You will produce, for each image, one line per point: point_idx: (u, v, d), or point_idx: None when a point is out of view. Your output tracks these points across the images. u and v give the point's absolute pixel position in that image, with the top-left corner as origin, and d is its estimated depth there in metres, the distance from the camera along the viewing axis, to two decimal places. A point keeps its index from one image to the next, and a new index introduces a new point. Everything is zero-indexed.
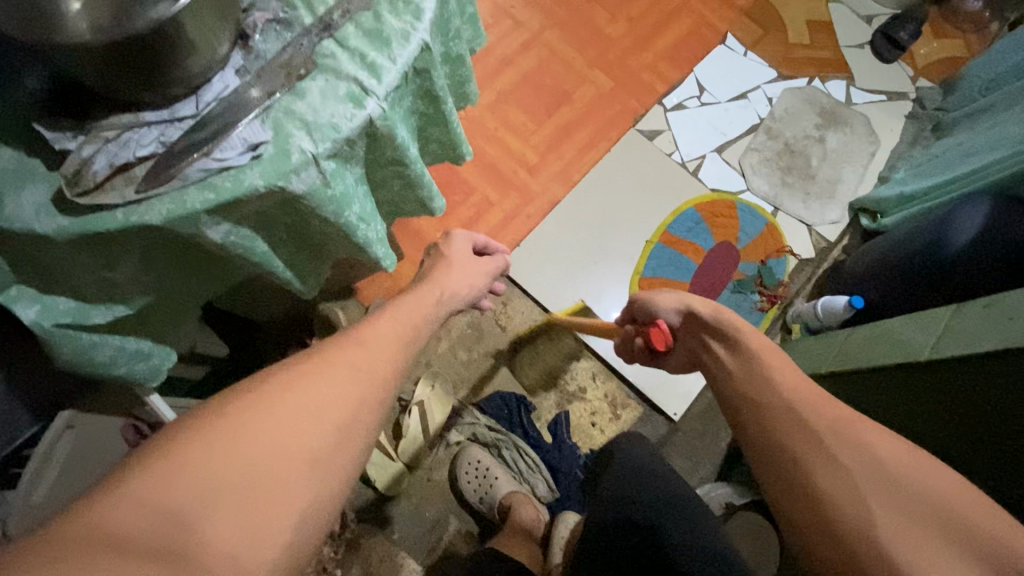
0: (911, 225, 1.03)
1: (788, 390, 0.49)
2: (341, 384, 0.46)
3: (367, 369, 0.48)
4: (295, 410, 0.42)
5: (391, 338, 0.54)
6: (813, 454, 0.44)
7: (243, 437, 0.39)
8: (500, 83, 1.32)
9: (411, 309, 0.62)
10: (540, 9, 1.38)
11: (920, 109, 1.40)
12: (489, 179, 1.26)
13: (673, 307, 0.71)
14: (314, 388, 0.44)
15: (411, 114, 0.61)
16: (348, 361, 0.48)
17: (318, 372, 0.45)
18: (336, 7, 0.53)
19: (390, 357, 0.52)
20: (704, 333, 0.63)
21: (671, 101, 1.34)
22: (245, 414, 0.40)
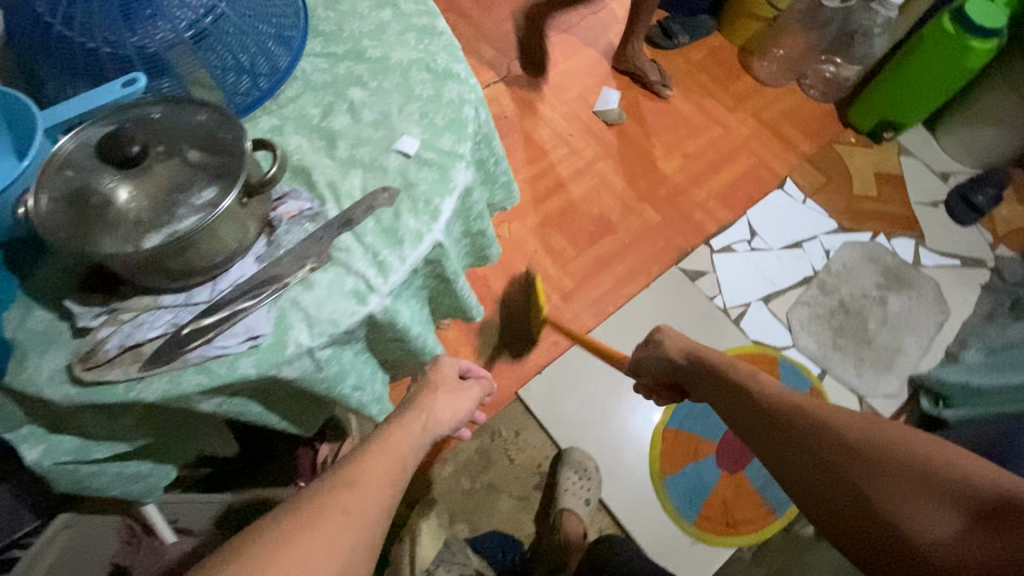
0: (966, 428, 0.92)
1: (792, 423, 0.53)
2: (334, 535, 0.44)
3: (361, 504, 0.47)
4: (290, 569, 0.41)
5: (387, 466, 0.52)
6: (852, 489, 0.47)
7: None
8: (547, 208, 1.36)
9: (401, 437, 0.56)
10: (597, 139, 1.44)
11: (1000, 280, 1.28)
12: (522, 298, 1.27)
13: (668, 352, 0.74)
14: (304, 547, 0.42)
15: (422, 291, 0.62)
16: (338, 504, 0.46)
17: (314, 522, 0.44)
18: (360, 202, 0.56)
19: (385, 491, 0.50)
20: (703, 371, 0.67)
21: (718, 243, 1.32)
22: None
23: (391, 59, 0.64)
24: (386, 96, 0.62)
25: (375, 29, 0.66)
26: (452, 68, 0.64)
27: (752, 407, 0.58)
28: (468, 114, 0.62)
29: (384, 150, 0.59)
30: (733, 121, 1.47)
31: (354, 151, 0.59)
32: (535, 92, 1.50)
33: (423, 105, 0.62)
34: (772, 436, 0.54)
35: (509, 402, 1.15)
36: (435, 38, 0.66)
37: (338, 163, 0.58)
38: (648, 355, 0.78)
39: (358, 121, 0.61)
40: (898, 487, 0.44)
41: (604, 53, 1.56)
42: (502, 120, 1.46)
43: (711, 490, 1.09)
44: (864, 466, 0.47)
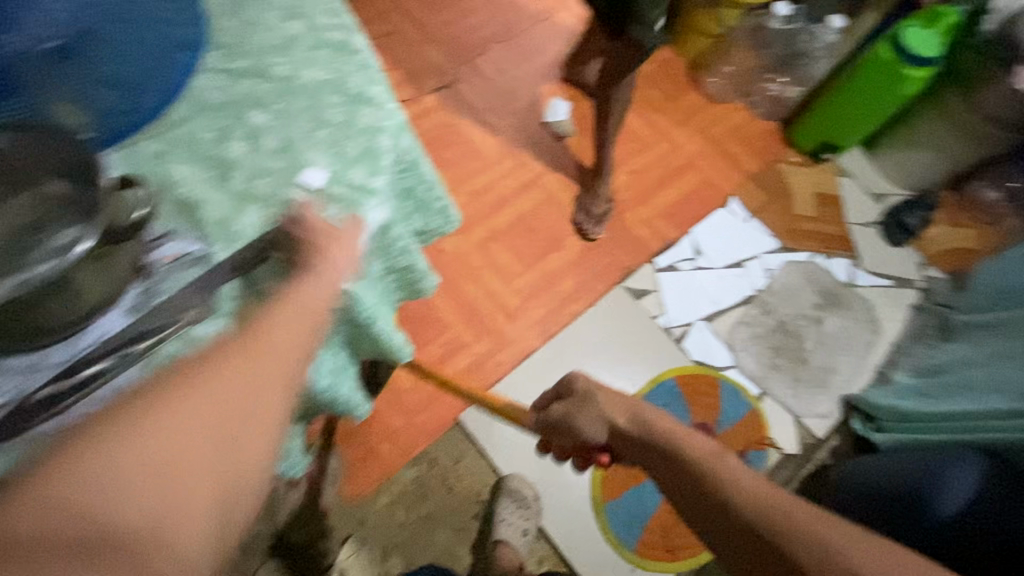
0: (897, 454, 0.93)
1: (799, 560, 0.48)
2: (222, 413, 0.39)
3: (259, 345, 0.41)
4: (177, 421, 0.37)
5: (295, 332, 0.43)
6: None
7: (113, 470, 0.35)
8: (492, 222, 1.32)
9: (302, 303, 0.44)
10: (545, 152, 1.41)
11: (926, 301, 1.33)
12: (464, 316, 1.22)
13: (597, 412, 0.68)
14: (188, 413, 0.38)
15: (335, 336, 0.58)
16: (230, 370, 0.40)
17: (202, 378, 0.39)
18: (253, 243, 0.50)
19: (295, 337, 0.43)
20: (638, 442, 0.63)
21: (663, 261, 1.31)
22: (120, 431, 0.36)
23: (299, 79, 0.58)
24: (291, 121, 0.56)
25: (281, 42, 0.60)
26: (367, 92, 0.58)
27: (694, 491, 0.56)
28: (384, 143, 0.57)
29: (285, 183, 0.53)
30: (681, 136, 1.47)
31: (251, 183, 0.53)
32: (483, 99, 1.45)
33: (332, 133, 0.56)
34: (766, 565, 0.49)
35: (449, 428, 1.11)
36: (350, 57, 0.60)
37: (231, 196, 0.52)
38: (569, 414, 0.70)
39: (257, 148, 0.54)
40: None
41: (554, 61, 1.52)
42: (447, 129, 1.41)
43: (651, 515, 1.07)
44: None
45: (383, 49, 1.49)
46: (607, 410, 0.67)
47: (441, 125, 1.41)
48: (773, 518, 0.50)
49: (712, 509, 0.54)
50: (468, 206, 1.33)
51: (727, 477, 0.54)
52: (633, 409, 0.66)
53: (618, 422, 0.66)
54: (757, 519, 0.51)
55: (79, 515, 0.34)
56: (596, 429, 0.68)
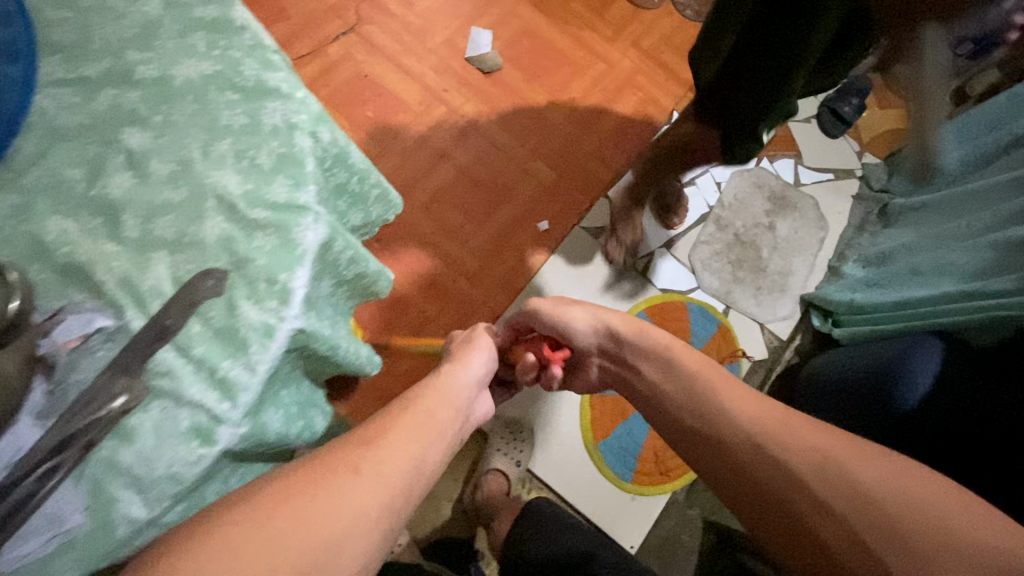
0: (859, 351, 0.98)
1: (730, 425, 0.57)
2: (363, 490, 0.45)
3: (378, 474, 0.47)
4: (297, 519, 0.41)
5: (421, 427, 0.53)
6: (816, 538, 0.48)
7: (266, 524, 0.40)
8: (434, 181, 1.22)
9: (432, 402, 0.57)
10: (475, 93, 1.29)
11: (867, 188, 1.37)
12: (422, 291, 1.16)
13: (588, 334, 0.73)
14: (342, 485, 0.44)
15: (291, 373, 0.51)
16: (374, 458, 0.47)
17: (350, 469, 0.46)
18: (172, 300, 0.41)
19: (409, 466, 0.49)
20: (629, 352, 0.69)
21: (617, 194, 1.27)
22: (258, 512, 0.40)
23: (175, 77, 0.46)
24: (180, 135, 0.45)
25: (141, 31, 0.47)
26: (267, 81, 0.48)
27: (679, 402, 0.62)
28: (302, 144, 0.47)
29: (194, 216, 0.44)
30: (614, 53, 1.38)
31: (151, 224, 0.43)
32: (394, 42, 1.29)
33: (236, 141, 0.46)
34: (799, 495, 0.50)
35: None
36: (233, 37, 0.48)
37: (127, 247, 0.42)
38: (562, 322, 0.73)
39: (147, 178, 0.44)
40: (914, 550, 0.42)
41: None
42: (362, 83, 1.25)
43: (642, 446, 1.11)
44: (863, 509, 0.46)
45: None
46: (603, 315, 0.73)
47: (354, 78, 1.25)
48: (718, 398, 0.60)
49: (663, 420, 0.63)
50: (404, 168, 1.22)
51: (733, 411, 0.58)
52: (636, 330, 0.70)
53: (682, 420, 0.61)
54: (667, 387, 0.64)
55: (239, 538, 0.39)
56: (590, 332, 0.73)
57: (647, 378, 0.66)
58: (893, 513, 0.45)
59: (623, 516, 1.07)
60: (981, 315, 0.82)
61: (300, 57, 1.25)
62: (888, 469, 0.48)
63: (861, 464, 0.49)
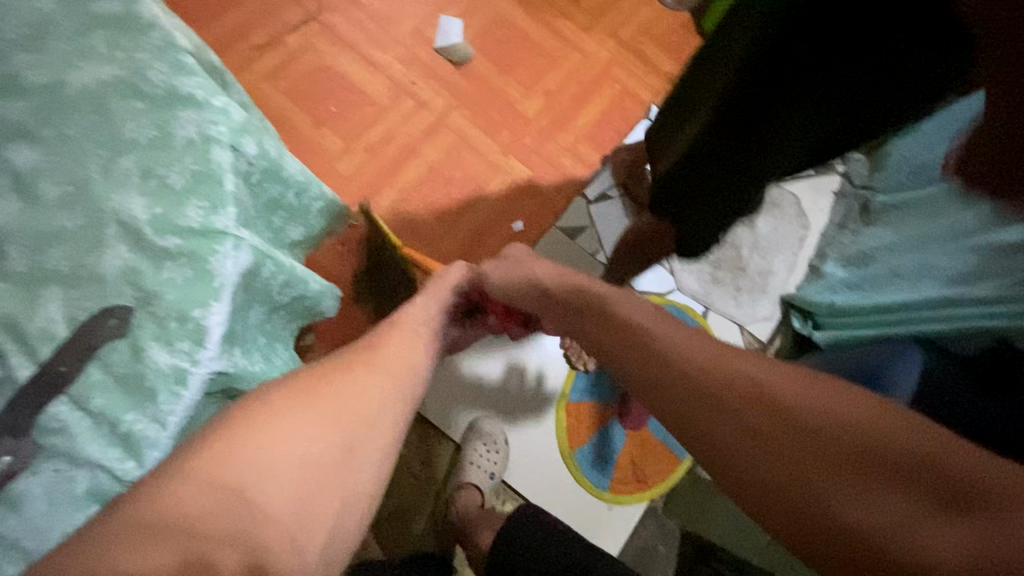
0: (840, 357, 0.95)
1: (657, 348, 0.47)
2: (366, 390, 0.49)
3: (383, 370, 0.52)
4: (298, 432, 0.44)
5: (403, 347, 0.55)
6: (729, 457, 0.39)
7: (262, 441, 0.43)
8: (402, 180, 1.16)
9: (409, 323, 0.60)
10: (444, 86, 1.23)
11: (848, 184, 1.35)
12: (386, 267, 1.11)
13: (546, 279, 0.64)
14: (344, 387, 0.48)
15: (218, 412, 0.49)
16: (368, 360, 0.52)
17: (342, 379, 0.49)
18: (66, 345, 0.38)
19: (407, 370, 0.54)
20: (568, 297, 0.60)
21: (593, 192, 1.23)
22: (251, 429, 0.43)
23: (68, 85, 0.41)
24: (77, 151, 0.40)
25: (32, 31, 0.41)
26: (180, 88, 0.43)
27: (595, 328, 0.55)
28: (220, 161, 0.44)
29: (94, 246, 0.39)
30: (590, 44, 1.32)
31: (42, 256, 0.39)
32: (358, 31, 1.22)
33: (141, 158, 0.41)
34: (692, 400, 0.42)
35: None
36: (139, 36, 0.43)
37: (13, 282, 0.38)
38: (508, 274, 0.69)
39: (36, 203, 0.39)
40: (831, 463, 0.35)
41: None
42: (325, 75, 1.18)
43: (620, 453, 1.08)
44: (808, 450, 0.36)
45: None
46: (535, 271, 0.66)
47: (315, 71, 1.18)
48: (623, 312, 0.53)
49: (626, 348, 0.50)
50: (370, 166, 1.16)
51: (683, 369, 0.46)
52: (580, 290, 0.60)
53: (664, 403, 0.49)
54: (602, 301, 0.56)
55: (228, 456, 0.41)
56: (525, 289, 0.67)
57: (583, 317, 0.57)
58: (822, 427, 0.37)
59: (603, 526, 1.04)
60: (968, 321, 0.74)
61: (257, 48, 1.17)
62: (805, 390, 0.39)
63: (797, 389, 0.40)
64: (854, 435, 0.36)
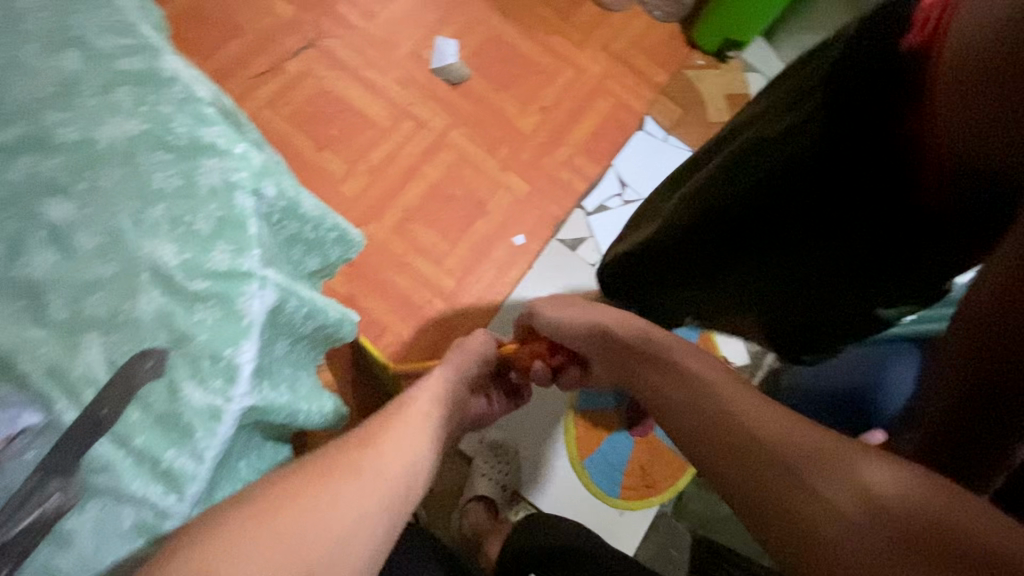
0: None
1: (685, 394, 0.53)
2: (365, 488, 0.50)
3: (377, 472, 0.52)
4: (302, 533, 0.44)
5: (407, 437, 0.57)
6: (769, 494, 0.41)
7: (271, 543, 0.43)
8: (404, 200, 1.19)
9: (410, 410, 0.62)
10: (442, 106, 1.26)
11: None
12: (390, 302, 1.14)
13: (586, 317, 0.72)
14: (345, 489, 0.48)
15: (246, 442, 0.53)
16: (371, 461, 0.52)
17: (344, 478, 0.49)
18: (107, 388, 0.43)
19: (406, 469, 0.54)
20: (613, 344, 0.66)
21: (592, 204, 1.26)
22: (254, 529, 0.43)
23: (97, 140, 0.46)
24: (108, 201, 0.45)
25: (61, 88, 0.46)
26: (203, 139, 0.48)
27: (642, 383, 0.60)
28: (242, 204, 0.49)
29: (127, 292, 0.44)
30: (583, 58, 1.35)
31: (81, 304, 0.43)
32: (357, 55, 1.25)
33: (170, 206, 0.46)
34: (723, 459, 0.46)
35: None
36: (161, 91, 0.48)
37: (55, 330, 0.43)
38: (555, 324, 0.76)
39: (71, 254, 0.44)
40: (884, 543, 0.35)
41: None
42: (325, 99, 1.21)
43: (629, 460, 1.10)
44: (823, 473, 0.40)
45: (218, 9, 1.22)
46: (596, 316, 0.71)
47: (316, 95, 1.21)
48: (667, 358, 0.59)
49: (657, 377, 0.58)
50: (373, 187, 1.19)
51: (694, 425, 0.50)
52: (625, 323, 0.67)
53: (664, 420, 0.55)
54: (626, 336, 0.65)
55: (240, 556, 0.41)
56: (582, 330, 0.72)
57: (610, 355, 0.68)
58: (851, 504, 0.38)
59: (616, 532, 1.06)
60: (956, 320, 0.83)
61: (258, 76, 1.20)
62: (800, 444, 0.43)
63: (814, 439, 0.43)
64: (889, 509, 0.36)
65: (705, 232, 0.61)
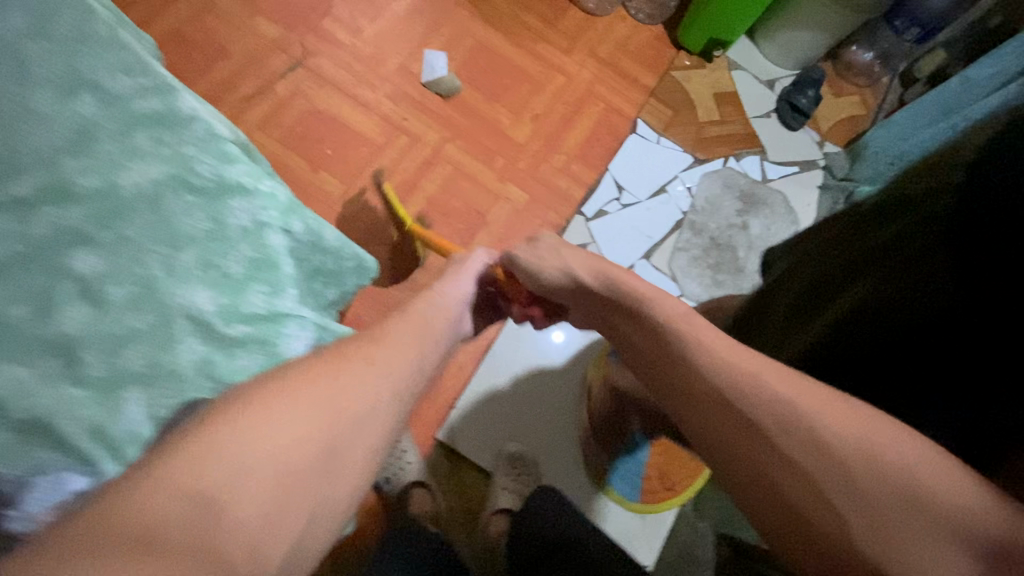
0: None
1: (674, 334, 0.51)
2: (343, 396, 0.46)
3: (386, 364, 0.51)
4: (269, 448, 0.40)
5: (393, 359, 0.52)
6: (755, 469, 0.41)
7: (230, 466, 0.39)
8: (404, 216, 1.18)
9: (397, 325, 0.57)
10: (435, 119, 1.25)
11: (831, 178, 1.40)
12: None
13: (564, 266, 0.68)
14: (319, 396, 0.44)
15: None
16: (352, 372, 0.48)
17: (318, 391, 0.45)
18: (153, 444, 0.44)
19: (393, 371, 0.51)
20: (597, 298, 0.63)
21: (590, 210, 1.26)
22: (218, 441, 0.39)
23: (121, 186, 0.49)
24: (137, 247, 0.48)
25: (76, 134, 0.49)
26: (228, 178, 0.54)
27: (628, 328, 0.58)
28: (272, 241, 0.55)
29: (166, 342, 0.47)
30: (572, 64, 1.36)
31: (117, 356, 0.45)
32: (345, 72, 1.24)
33: (200, 247, 0.50)
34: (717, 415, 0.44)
35: (431, 450, 1.05)
36: (184, 131, 0.54)
37: (94, 388, 0.44)
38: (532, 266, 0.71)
39: (103, 306, 0.46)
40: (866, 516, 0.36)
41: (413, 4, 1.31)
42: (317, 118, 1.20)
43: (646, 464, 1.10)
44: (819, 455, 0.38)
45: (201, 33, 1.20)
46: (570, 263, 0.68)
47: (307, 115, 1.19)
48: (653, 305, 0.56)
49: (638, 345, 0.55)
50: (372, 205, 1.17)
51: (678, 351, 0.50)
52: (609, 287, 0.62)
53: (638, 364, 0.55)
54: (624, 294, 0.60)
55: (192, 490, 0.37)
56: (559, 280, 0.69)
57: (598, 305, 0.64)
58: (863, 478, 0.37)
59: (637, 539, 1.06)
60: None
61: (247, 99, 1.18)
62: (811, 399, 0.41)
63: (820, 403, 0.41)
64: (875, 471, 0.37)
65: (848, 344, 0.56)
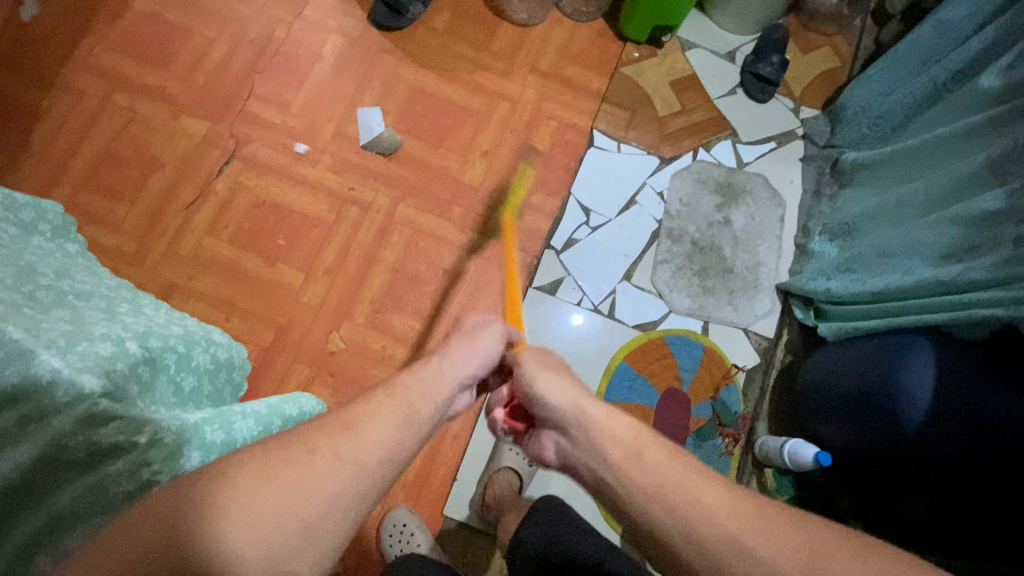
0: (866, 346, 0.91)
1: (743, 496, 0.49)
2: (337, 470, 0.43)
3: (349, 460, 0.45)
4: (262, 503, 0.40)
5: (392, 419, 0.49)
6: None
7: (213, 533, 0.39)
8: (369, 291, 1.14)
9: (414, 385, 0.54)
10: (382, 181, 1.20)
11: (813, 147, 1.29)
12: None
13: (558, 400, 0.58)
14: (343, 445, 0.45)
15: None
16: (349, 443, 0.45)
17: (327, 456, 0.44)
18: None
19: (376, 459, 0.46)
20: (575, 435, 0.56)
21: (560, 241, 1.20)
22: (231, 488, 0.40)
23: None
24: (19, 548, 0.44)
25: None
26: (100, 443, 0.48)
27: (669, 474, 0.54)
28: None
29: None
30: (513, 87, 1.28)
31: None
32: (282, 154, 1.19)
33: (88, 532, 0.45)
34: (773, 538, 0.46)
35: (441, 528, 1.04)
36: (44, 399, 0.47)
37: None
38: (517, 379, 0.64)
39: None
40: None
41: (336, 62, 1.25)
42: (263, 209, 1.16)
43: None
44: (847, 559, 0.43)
45: (130, 147, 1.17)
46: (580, 395, 0.58)
47: (253, 208, 1.16)
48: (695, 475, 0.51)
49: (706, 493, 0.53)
50: (335, 288, 1.14)
51: (625, 471, 0.51)
52: (578, 414, 0.56)
53: (586, 475, 0.55)
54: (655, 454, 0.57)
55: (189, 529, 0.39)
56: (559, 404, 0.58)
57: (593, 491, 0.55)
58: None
59: None
60: (972, 314, 0.77)
61: (190, 205, 1.15)
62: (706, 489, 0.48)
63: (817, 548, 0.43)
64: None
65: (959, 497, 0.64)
